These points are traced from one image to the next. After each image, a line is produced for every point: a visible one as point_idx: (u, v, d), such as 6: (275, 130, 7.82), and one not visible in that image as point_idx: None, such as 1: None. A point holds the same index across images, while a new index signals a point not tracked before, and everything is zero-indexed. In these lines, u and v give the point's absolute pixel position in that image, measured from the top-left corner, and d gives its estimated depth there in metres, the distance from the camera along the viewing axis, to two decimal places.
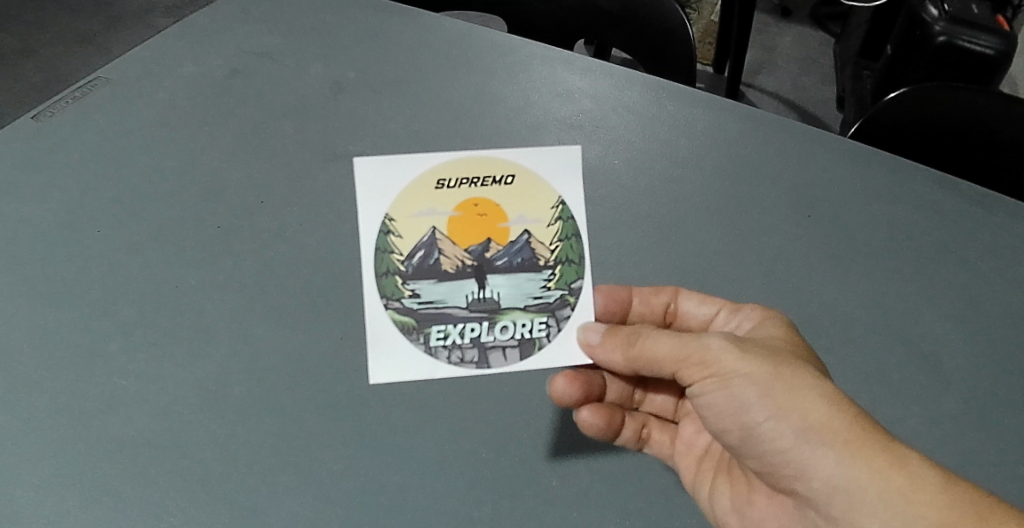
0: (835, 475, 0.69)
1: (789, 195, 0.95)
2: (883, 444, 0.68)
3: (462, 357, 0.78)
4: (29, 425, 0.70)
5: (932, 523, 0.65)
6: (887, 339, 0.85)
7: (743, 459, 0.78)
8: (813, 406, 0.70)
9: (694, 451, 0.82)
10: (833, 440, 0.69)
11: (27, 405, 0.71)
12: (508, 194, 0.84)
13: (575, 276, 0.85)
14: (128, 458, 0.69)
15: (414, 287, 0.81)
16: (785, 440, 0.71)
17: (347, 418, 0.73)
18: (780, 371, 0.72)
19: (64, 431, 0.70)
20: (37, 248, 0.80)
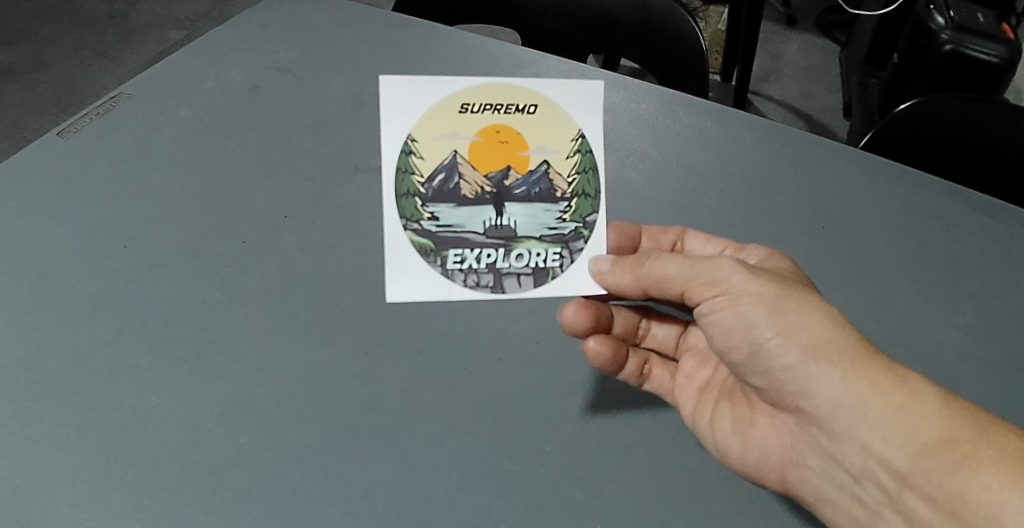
0: (838, 390, 0.70)
1: (804, 207, 0.96)
2: (884, 363, 0.70)
3: (477, 282, 0.82)
4: (52, 438, 0.70)
5: (932, 435, 0.67)
6: (911, 347, 0.84)
7: (747, 379, 0.78)
8: (819, 325, 0.71)
9: (695, 384, 0.83)
10: (838, 358, 0.70)
11: (51, 419, 0.71)
12: (529, 122, 0.84)
13: (590, 210, 0.84)
14: (151, 470, 0.69)
15: (433, 210, 0.83)
16: (792, 357, 0.72)
17: (369, 429, 0.73)
18: (787, 290, 0.74)
19: (87, 444, 0.70)
20: (62, 262, 0.81)
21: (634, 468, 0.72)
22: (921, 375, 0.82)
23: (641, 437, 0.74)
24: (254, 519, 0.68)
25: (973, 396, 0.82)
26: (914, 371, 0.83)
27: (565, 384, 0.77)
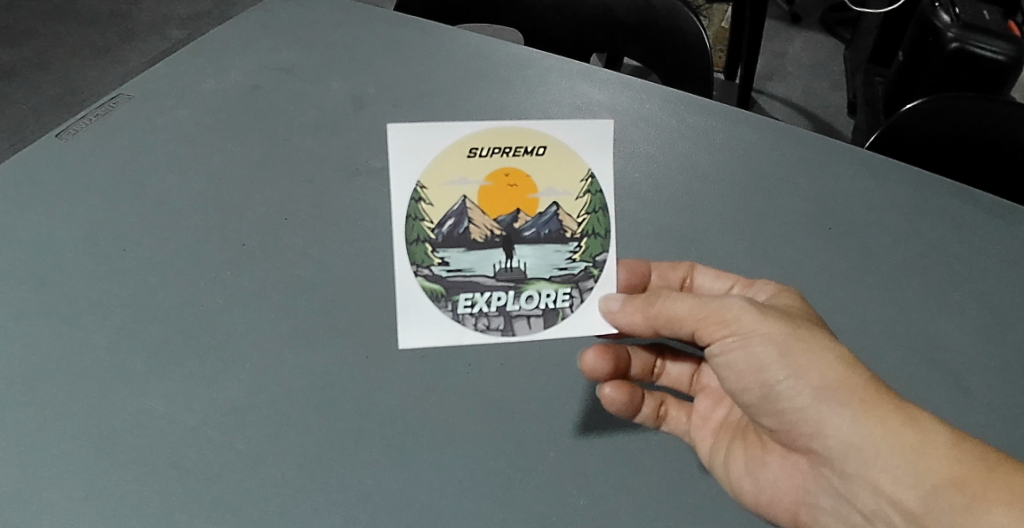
0: (850, 433, 0.69)
1: (809, 209, 0.95)
2: (895, 403, 0.68)
3: (488, 325, 0.77)
4: (49, 444, 0.69)
5: (946, 478, 0.66)
6: (917, 352, 0.83)
7: (758, 419, 0.77)
8: (830, 365, 0.70)
9: (710, 423, 0.81)
10: (850, 399, 0.69)
11: (48, 424, 0.70)
12: (538, 162, 0.79)
13: (600, 249, 0.80)
14: (150, 477, 0.68)
15: (444, 255, 0.78)
16: (803, 399, 0.71)
17: (371, 436, 0.72)
18: (798, 330, 0.72)
19: (85, 450, 0.69)
20: (60, 265, 0.80)
21: (637, 474, 0.71)
22: (931, 380, 0.81)
23: (644, 443, 0.73)
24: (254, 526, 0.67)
25: (982, 401, 0.80)
26: (922, 376, 0.81)
27: (570, 391, 0.76)
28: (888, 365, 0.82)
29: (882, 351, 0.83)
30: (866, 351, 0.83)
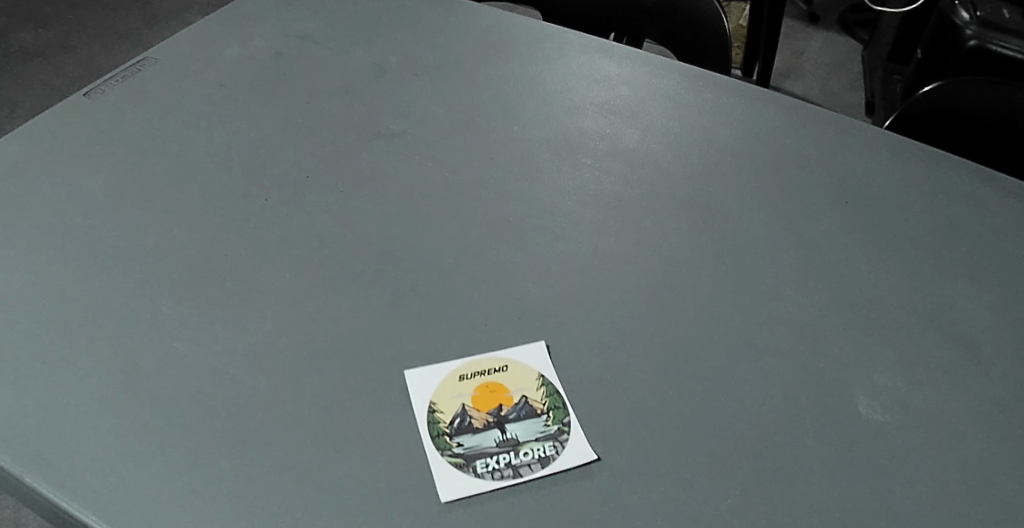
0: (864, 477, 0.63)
1: (833, 181, 0.92)
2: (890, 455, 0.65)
3: (488, 473, 0.60)
4: (22, 359, 0.65)
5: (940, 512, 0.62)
6: (956, 319, 0.78)
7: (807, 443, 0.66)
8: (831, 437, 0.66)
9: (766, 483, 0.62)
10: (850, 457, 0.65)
11: (26, 338, 0.67)
12: (530, 431, 0.64)
13: (562, 415, 0.64)
14: (120, 396, 0.63)
15: (451, 452, 0.61)
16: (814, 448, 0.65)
17: (357, 368, 0.65)
18: (803, 434, 0.66)
19: (57, 366, 0.65)
20: (67, 201, 0.80)
21: (671, 427, 0.65)
22: (964, 342, 0.75)
23: (684, 399, 0.67)
24: (280, 471, 0.58)
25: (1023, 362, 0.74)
26: (974, 340, 0.75)
27: (582, 338, 0.70)
28: (934, 326, 0.77)
29: (921, 315, 0.78)
30: (912, 314, 0.78)
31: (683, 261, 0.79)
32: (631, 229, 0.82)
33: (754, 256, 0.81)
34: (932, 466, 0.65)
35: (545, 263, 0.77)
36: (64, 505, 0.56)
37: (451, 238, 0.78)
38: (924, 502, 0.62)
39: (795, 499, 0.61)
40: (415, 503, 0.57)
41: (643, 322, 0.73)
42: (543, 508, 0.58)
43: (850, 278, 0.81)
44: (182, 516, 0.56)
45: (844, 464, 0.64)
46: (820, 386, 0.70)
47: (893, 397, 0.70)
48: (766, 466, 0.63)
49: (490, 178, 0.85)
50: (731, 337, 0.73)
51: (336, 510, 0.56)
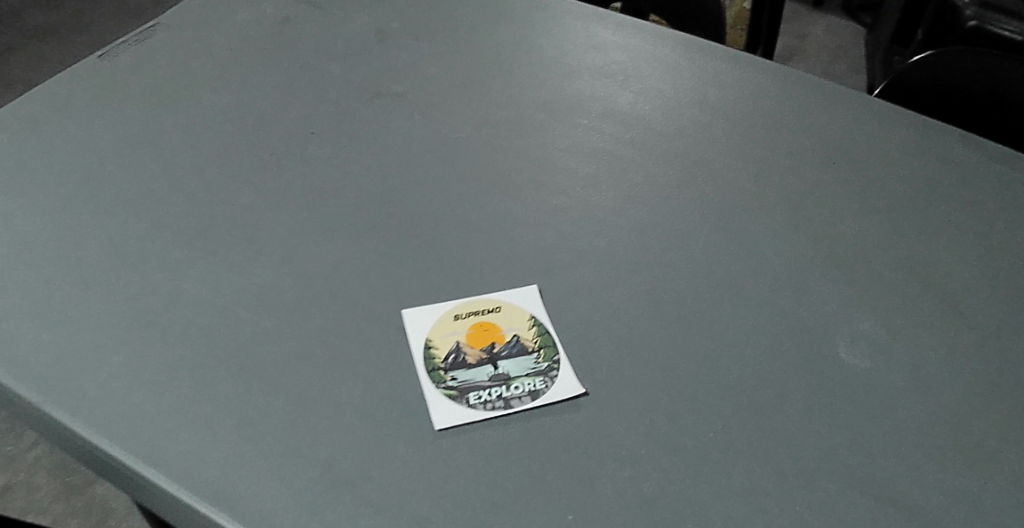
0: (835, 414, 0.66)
1: (821, 142, 0.95)
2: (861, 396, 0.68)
3: (481, 403, 0.64)
4: (39, 296, 0.70)
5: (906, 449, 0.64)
6: (933, 275, 0.80)
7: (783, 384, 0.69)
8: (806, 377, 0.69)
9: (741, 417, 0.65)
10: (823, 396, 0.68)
11: (43, 277, 0.71)
12: (522, 367, 0.67)
13: (552, 353, 0.68)
14: (131, 332, 0.67)
15: (445, 383, 0.64)
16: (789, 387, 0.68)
17: (355, 311, 0.69)
18: (780, 374, 0.69)
19: (72, 303, 0.69)
20: (80, 154, 0.84)
21: (653, 366, 0.68)
22: (939, 296, 0.78)
23: (666, 341, 0.70)
24: (283, 401, 0.63)
25: (997, 317, 0.76)
26: (952, 292, 0.78)
27: (569, 287, 0.74)
28: (912, 280, 0.79)
29: (899, 271, 0.80)
30: (892, 267, 0.80)
31: (672, 214, 0.83)
32: (620, 186, 0.85)
33: (739, 213, 0.84)
34: (902, 408, 0.68)
35: (538, 214, 0.80)
36: (78, 431, 0.60)
37: (446, 195, 0.81)
38: (896, 440, 0.65)
39: (766, 434, 0.64)
40: (408, 431, 0.61)
41: (628, 272, 0.76)
42: (532, 437, 0.62)
43: (834, 233, 0.84)
44: (191, 442, 0.60)
45: (818, 404, 0.67)
46: (801, 331, 0.73)
47: (871, 342, 0.73)
48: (743, 402, 0.66)
49: (486, 137, 0.88)
50: (713, 286, 0.76)
51: (334, 436, 0.60)
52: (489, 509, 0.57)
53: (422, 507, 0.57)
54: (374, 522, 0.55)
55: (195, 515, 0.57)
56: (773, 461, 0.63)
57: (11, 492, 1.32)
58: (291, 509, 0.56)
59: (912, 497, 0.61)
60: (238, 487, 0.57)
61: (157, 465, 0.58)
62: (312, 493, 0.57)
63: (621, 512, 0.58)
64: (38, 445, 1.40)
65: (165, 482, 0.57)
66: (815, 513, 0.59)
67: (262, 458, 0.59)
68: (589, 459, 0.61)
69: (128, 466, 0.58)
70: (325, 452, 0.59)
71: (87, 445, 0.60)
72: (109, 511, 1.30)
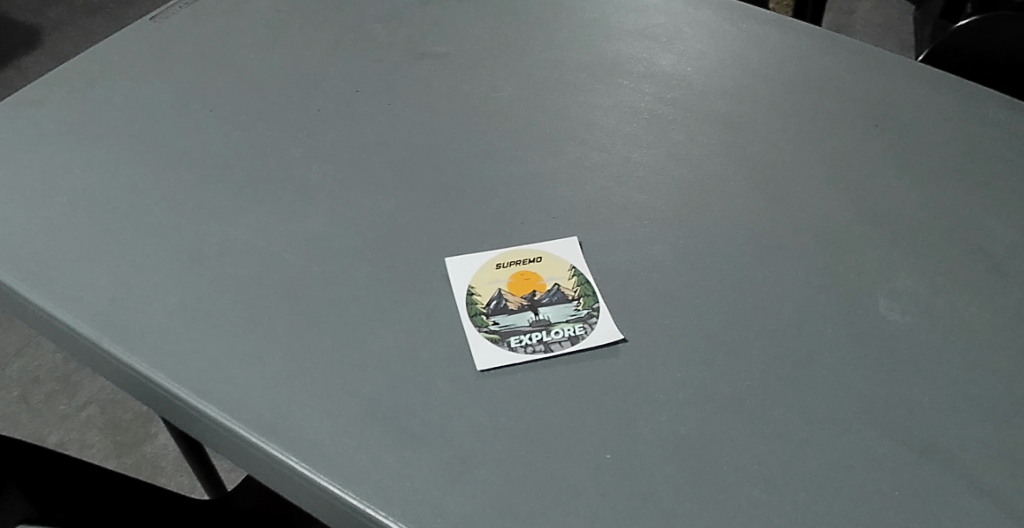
0: (873, 369, 0.66)
1: (864, 105, 0.94)
2: (899, 352, 0.68)
3: (522, 347, 0.65)
4: (98, 240, 0.73)
5: (944, 405, 0.64)
6: (977, 237, 0.79)
7: (825, 337, 0.69)
8: (845, 333, 0.69)
9: (778, 369, 0.66)
10: (861, 351, 0.68)
11: (102, 222, 0.74)
12: (562, 313, 0.68)
13: (591, 301, 0.69)
14: (185, 275, 0.70)
15: (488, 327, 0.66)
16: (828, 340, 0.68)
17: (398, 259, 0.71)
18: (818, 329, 0.69)
19: (130, 247, 0.72)
20: (136, 111, 0.87)
21: (690, 317, 0.69)
22: (982, 258, 0.77)
23: (704, 294, 0.71)
24: (331, 341, 0.65)
25: None
26: (997, 254, 0.77)
27: (608, 241, 0.75)
28: (954, 243, 0.78)
29: (941, 234, 0.79)
30: (935, 228, 0.80)
31: (712, 172, 0.83)
32: (659, 145, 0.85)
33: (779, 172, 0.84)
34: (941, 365, 0.67)
35: (579, 170, 0.82)
36: (135, 365, 0.63)
37: (487, 152, 0.83)
38: (934, 395, 0.65)
39: (803, 385, 0.65)
40: (450, 371, 0.63)
41: (666, 228, 0.76)
42: (571, 380, 0.63)
43: (877, 194, 0.83)
44: (242, 377, 0.62)
45: (856, 358, 0.67)
46: (840, 288, 0.73)
47: (911, 301, 0.73)
48: (781, 353, 0.67)
49: (526, 98, 0.90)
50: (752, 243, 0.76)
51: (379, 375, 0.62)
52: (528, 446, 0.58)
53: (463, 442, 0.58)
54: (418, 456, 0.57)
55: (246, 446, 0.59)
56: (810, 411, 0.63)
57: (65, 447, 1.38)
58: (337, 441, 0.58)
59: (950, 450, 0.61)
60: (287, 419, 0.59)
61: (210, 398, 0.61)
62: (358, 426, 0.59)
63: (657, 453, 0.59)
64: (88, 406, 1.46)
65: (217, 413, 0.60)
66: (852, 461, 0.60)
67: (310, 394, 0.61)
68: (626, 403, 0.62)
69: (183, 399, 0.61)
70: (370, 389, 0.61)
71: (143, 379, 0.63)
72: (157, 468, 1.36)
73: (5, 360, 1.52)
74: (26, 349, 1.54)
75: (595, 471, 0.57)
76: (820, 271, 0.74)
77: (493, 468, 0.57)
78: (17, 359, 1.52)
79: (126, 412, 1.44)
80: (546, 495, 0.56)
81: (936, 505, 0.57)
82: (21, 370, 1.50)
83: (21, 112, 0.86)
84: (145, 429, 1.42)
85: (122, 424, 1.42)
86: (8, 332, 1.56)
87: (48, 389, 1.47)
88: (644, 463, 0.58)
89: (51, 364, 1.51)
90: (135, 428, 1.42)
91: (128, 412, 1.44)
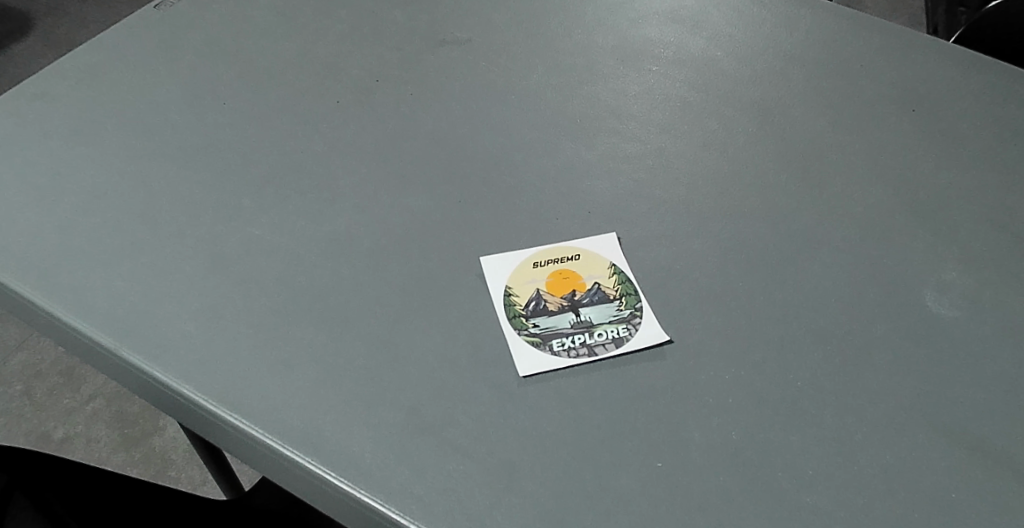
0: (926, 365, 0.64)
1: (902, 89, 0.90)
2: (953, 347, 0.65)
3: (565, 350, 0.63)
4: (112, 243, 0.70)
5: (1004, 403, 0.61)
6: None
7: (875, 333, 0.66)
8: (894, 328, 0.66)
9: (829, 368, 0.63)
10: (915, 346, 0.65)
11: (116, 223, 0.71)
12: (604, 314, 0.66)
13: (634, 301, 0.66)
14: (206, 279, 0.67)
15: (529, 330, 0.64)
16: (877, 336, 0.65)
17: (429, 260, 0.68)
18: (868, 325, 0.66)
19: (147, 250, 0.69)
20: (146, 105, 0.83)
21: (734, 316, 0.66)
22: None
23: (747, 292, 0.68)
24: (363, 348, 0.62)
25: None
26: None
27: (645, 238, 0.72)
28: (1003, 230, 0.75)
29: (988, 221, 0.76)
30: (983, 215, 0.76)
31: (749, 163, 0.80)
32: (692, 135, 0.82)
33: (818, 161, 0.81)
34: (1000, 360, 0.64)
35: (612, 161, 0.79)
36: (161, 377, 0.60)
37: (514, 145, 0.80)
38: (993, 391, 0.62)
39: (856, 384, 0.62)
40: (490, 378, 0.60)
41: (703, 223, 0.74)
42: (616, 386, 0.60)
43: (920, 181, 0.80)
44: (273, 387, 0.59)
45: (909, 355, 0.64)
46: (889, 281, 0.70)
47: (962, 292, 0.70)
48: (832, 352, 0.64)
49: (552, 87, 0.86)
50: (792, 236, 0.73)
51: (416, 382, 0.60)
52: (576, 456, 0.56)
53: (508, 453, 0.56)
54: (462, 468, 0.55)
55: (281, 460, 0.56)
56: (866, 411, 0.60)
57: (72, 442, 1.36)
58: (377, 454, 0.55)
59: (1015, 450, 0.58)
60: (323, 431, 0.56)
61: (241, 410, 0.58)
62: (397, 437, 0.56)
63: (710, 460, 0.56)
64: (93, 399, 1.43)
65: (249, 426, 0.57)
66: (913, 464, 0.57)
67: (346, 404, 0.58)
68: (675, 408, 0.59)
69: (212, 411, 0.58)
70: (409, 398, 0.59)
71: (170, 391, 0.60)
72: (167, 462, 1.34)
73: (7, 354, 1.49)
74: (28, 342, 1.51)
75: (647, 482, 0.55)
76: (865, 264, 0.71)
77: (541, 480, 0.54)
78: (18, 352, 1.49)
79: (133, 405, 1.42)
80: (598, 507, 0.53)
81: (1005, 511, 0.55)
82: (24, 364, 1.47)
83: (27, 108, 0.83)
84: (153, 422, 1.39)
85: (129, 417, 1.40)
86: (9, 326, 1.54)
87: (51, 383, 1.44)
88: (698, 471, 0.55)
89: (55, 357, 1.49)
90: (143, 420, 1.40)
91: (134, 404, 1.42)
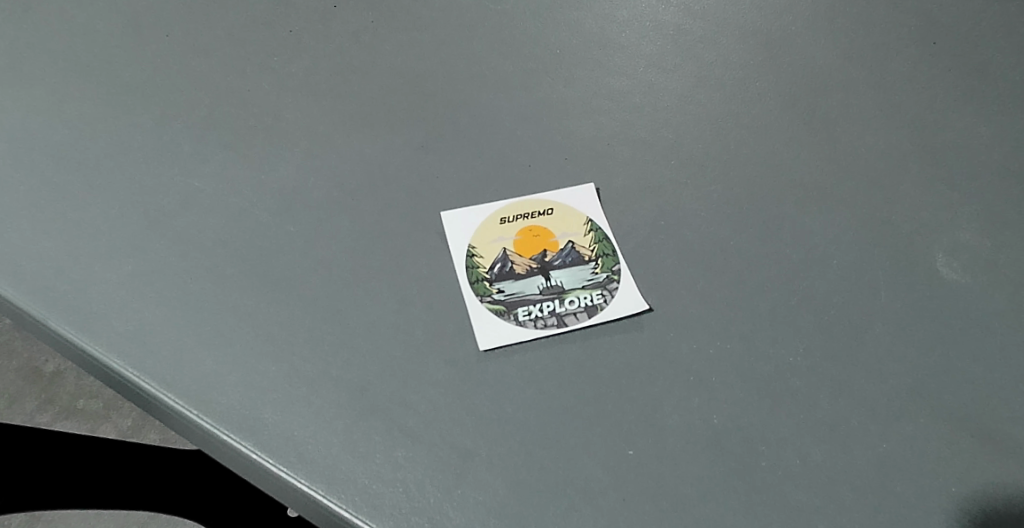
0: (930, 338, 0.57)
1: (926, 14, 0.80)
2: (963, 318, 0.59)
3: (532, 320, 0.56)
4: (30, 187, 0.62)
5: (1016, 381, 0.55)
6: None
7: (877, 301, 0.59)
8: (899, 294, 0.60)
9: (823, 342, 0.57)
10: (920, 316, 0.59)
11: (34, 164, 0.63)
12: (578, 278, 0.59)
13: (612, 264, 0.60)
14: (134, 234, 0.60)
15: (492, 297, 0.57)
16: (879, 304, 0.59)
17: (385, 217, 0.61)
18: (870, 292, 0.60)
19: (69, 197, 0.61)
20: (71, 27, 0.74)
21: (722, 282, 0.59)
22: None
23: (738, 254, 0.61)
24: (306, 317, 0.56)
25: None
26: None
27: (627, 190, 0.64)
28: None
29: (1013, 170, 0.68)
30: (1007, 163, 0.68)
31: (750, 102, 0.71)
32: (686, 70, 0.73)
33: (826, 102, 0.72)
34: (1013, 332, 0.58)
35: (596, 100, 0.70)
36: (86, 348, 0.54)
37: (485, 81, 0.71)
38: (1003, 368, 0.56)
39: (853, 360, 0.56)
40: (447, 352, 0.54)
41: (694, 173, 0.66)
42: (588, 361, 0.54)
43: (940, 123, 0.71)
44: (207, 360, 0.53)
45: (913, 327, 0.58)
46: (898, 241, 0.63)
47: (977, 254, 0.62)
48: (828, 324, 0.58)
49: (530, 13, 0.76)
50: (793, 189, 0.66)
51: (364, 356, 0.54)
52: (538, 443, 0.50)
53: (464, 438, 0.50)
54: (413, 455, 0.49)
55: (218, 444, 0.51)
56: (861, 392, 0.54)
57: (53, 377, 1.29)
58: (320, 438, 0.50)
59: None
60: (260, 412, 0.51)
61: (171, 387, 0.52)
62: (341, 419, 0.51)
63: (687, 448, 0.51)
64: None
65: (183, 406, 0.51)
66: (909, 452, 0.52)
67: (286, 380, 0.52)
68: (650, 388, 0.53)
69: (145, 389, 0.52)
70: (355, 374, 0.53)
71: (97, 363, 0.54)
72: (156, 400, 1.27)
73: None
74: None
75: (616, 472, 0.50)
76: (872, 221, 0.64)
77: (501, 470, 0.49)
78: None
79: None
80: (560, 502, 0.48)
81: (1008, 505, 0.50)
82: None
83: None
84: None
85: None
86: None
87: None
88: (673, 460, 0.50)
89: None
90: None
91: None
